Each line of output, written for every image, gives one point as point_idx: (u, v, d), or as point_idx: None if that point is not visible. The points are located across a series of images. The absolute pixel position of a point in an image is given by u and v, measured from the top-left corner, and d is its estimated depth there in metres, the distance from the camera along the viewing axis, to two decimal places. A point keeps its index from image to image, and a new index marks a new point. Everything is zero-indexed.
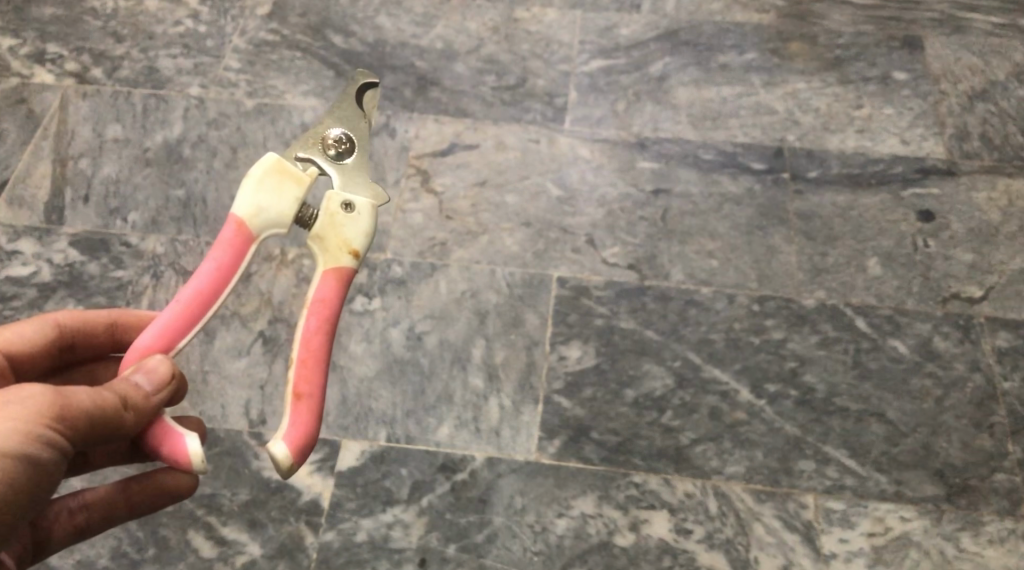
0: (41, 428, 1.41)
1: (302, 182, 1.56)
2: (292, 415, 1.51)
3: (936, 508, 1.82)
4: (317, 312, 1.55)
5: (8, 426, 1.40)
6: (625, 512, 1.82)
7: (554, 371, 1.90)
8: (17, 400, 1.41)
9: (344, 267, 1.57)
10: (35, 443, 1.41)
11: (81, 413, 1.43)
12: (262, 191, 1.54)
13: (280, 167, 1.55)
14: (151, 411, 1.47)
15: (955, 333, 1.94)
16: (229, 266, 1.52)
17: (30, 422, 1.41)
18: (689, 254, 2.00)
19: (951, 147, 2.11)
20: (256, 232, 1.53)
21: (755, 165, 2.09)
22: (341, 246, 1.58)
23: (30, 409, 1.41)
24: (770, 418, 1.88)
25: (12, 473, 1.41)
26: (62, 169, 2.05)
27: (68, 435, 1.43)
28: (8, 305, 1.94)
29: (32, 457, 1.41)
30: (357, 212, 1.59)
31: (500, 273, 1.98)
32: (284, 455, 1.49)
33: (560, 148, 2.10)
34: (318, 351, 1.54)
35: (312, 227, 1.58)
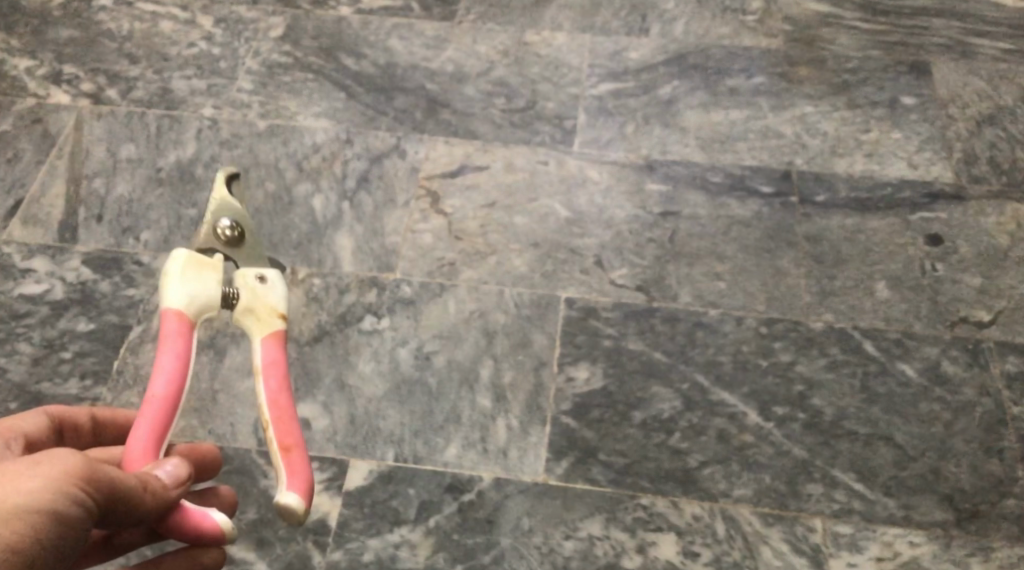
0: (71, 489, 1.36)
1: (216, 268, 1.59)
2: (291, 466, 1.50)
3: (945, 533, 1.82)
4: (274, 373, 1.56)
5: (39, 485, 1.35)
6: (632, 534, 1.82)
7: (562, 393, 1.91)
8: (49, 464, 1.36)
9: (279, 329, 1.60)
10: (65, 504, 1.35)
11: (112, 482, 1.38)
12: (188, 282, 1.55)
13: (196, 259, 1.57)
14: (169, 500, 1.43)
15: (964, 357, 1.94)
16: (186, 354, 1.52)
17: (62, 483, 1.36)
18: (697, 276, 2.01)
19: (959, 171, 2.12)
20: (195, 318, 1.55)
21: (763, 189, 2.09)
22: (271, 312, 1.61)
23: (64, 470, 1.36)
24: (778, 441, 1.88)
25: (37, 534, 1.34)
26: (77, 188, 2.06)
27: (98, 503, 1.37)
28: (20, 323, 1.95)
29: (59, 519, 1.35)
30: (273, 282, 1.63)
31: (509, 294, 1.98)
32: (299, 502, 1.48)
33: (568, 170, 2.11)
34: (288, 405, 1.54)
35: (237, 305, 1.60)
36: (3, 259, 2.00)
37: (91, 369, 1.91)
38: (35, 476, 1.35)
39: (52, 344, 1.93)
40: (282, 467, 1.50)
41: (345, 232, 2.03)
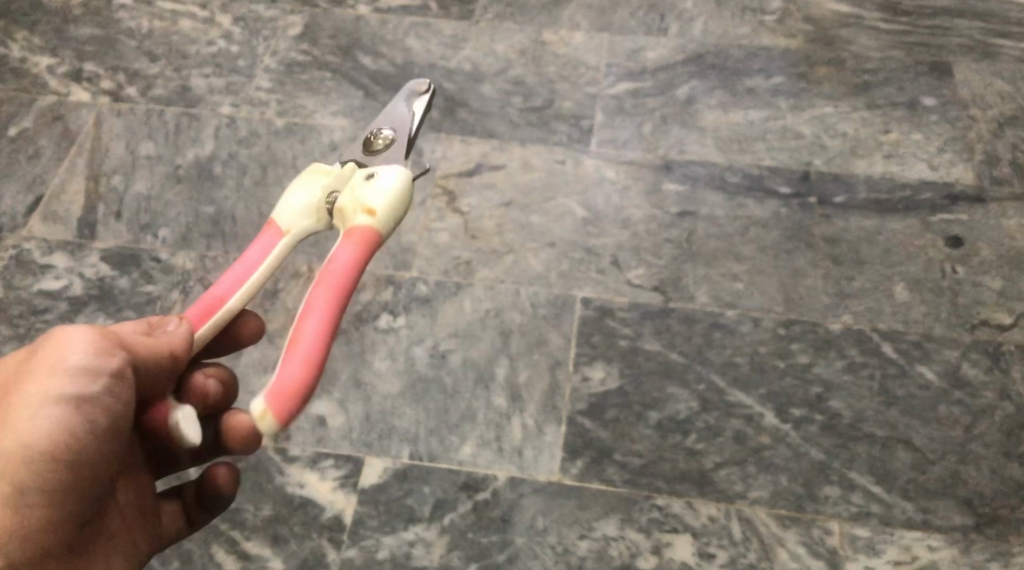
0: (91, 363, 1.45)
1: (330, 172, 1.64)
2: (282, 365, 1.49)
3: (964, 537, 1.81)
4: (326, 271, 1.54)
5: (57, 372, 1.44)
6: (648, 535, 1.81)
7: (578, 393, 1.90)
8: (61, 348, 1.45)
9: (358, 231, 1.57)
10: (87, 380, 1.45)
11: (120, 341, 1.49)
12: (296, 185, 1.64)
13: (312, 168, 1.65)
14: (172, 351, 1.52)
15: (984, 360, 1.93)
16: (261, 255, 1.60)
17: (77, 361, 1.45)
18: (715, 277, 2.00)
19: (980, 172, 2.10)
20: (286, 226, 1.61)
21: (781, 189, 2.08)
22: (358, 212, 1.59)
23: (74, 350, 1.45)
24: (795, 443, 1.87)
25: (68, 418, 1.43)
26: (95, 186, 2.07)
27: (119, 366, 1.47)
28: (39, 319, 1.95)
29: (87, 397, 1.44)
30: (376, 182, 1.60)
31: (525, 293, 1.98)
32: (259, 405, 1.46)
33: (586, 170, 2.11)
34: (317, 305, 1.52)
35: (334, 206, 1.61)
36: (23, 255, 2.00)
37: None
38: (49, 367, 1.44)
39: None
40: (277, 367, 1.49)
41: None
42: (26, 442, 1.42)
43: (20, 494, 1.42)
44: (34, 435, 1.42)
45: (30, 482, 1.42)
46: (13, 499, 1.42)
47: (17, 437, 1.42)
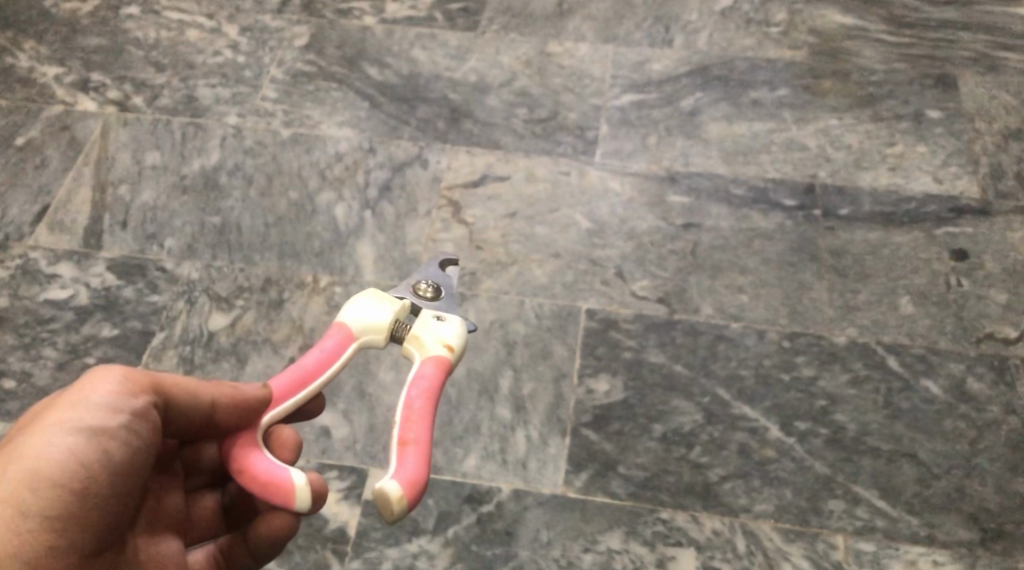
0: (114, 400, 1.44)
1: (396, 301, 1.58)
2: (404, 459, 1.48)
3: (969, 553, 1.80)
4: (416, 387, 1.54)
5: (79, 403, 1.44)
6: (652, 548, 1.81)
7: (582, 405, 1.90)
8: (85, 385, 1.45)
9: (440, 356, 1.57)
10: (107, 415, 1.43)
11: (154, 387, 1.48)
12: (364, 303, 1.57)
13: (376, 291, 1.59)
14: (246, 405, 1.49)
15: (989, 374, 1.92)
16: (336, 358, 1.53)
17: (99, 396, 1.44)
18: (719, 289, 2.00)
19: (985, 185, 2.10)
20: (357, 332, 1.55)
21: (786, 202, 2.08)
22: (436, 342, 1.58)
23: (101, 384, 1.45)
24: (800, 456, 1.87)
25: (83, 448, 1.42)
26: (102, 195, 2.07)
27: (146, 408, 1.46)
28: (45, 328, 1.95)
29: (103, 431, 1.43)
30: (449, 321, 1.60)
31: (530, 304, 1.98)
32: (395, 489, 1.44)
33: (590, 181, 2.11)
34: (422, 410, 1.52)
35: (406, 332, 1.58)
36: (29, 264, 2.01)
37: None
38: (71, 399, 1.44)
39: (77, 350, 1.94)
40: (395, 461, 1.48)
41: (367, 240, 2.03)
42: (38, 470, 1.40)
43: (21, 520, 1.39)
44: (46, 467, 1.40)
45: (34, 507, 1.39)
46: (13, 526, 1.39)
47: (31, 464, 1.40)
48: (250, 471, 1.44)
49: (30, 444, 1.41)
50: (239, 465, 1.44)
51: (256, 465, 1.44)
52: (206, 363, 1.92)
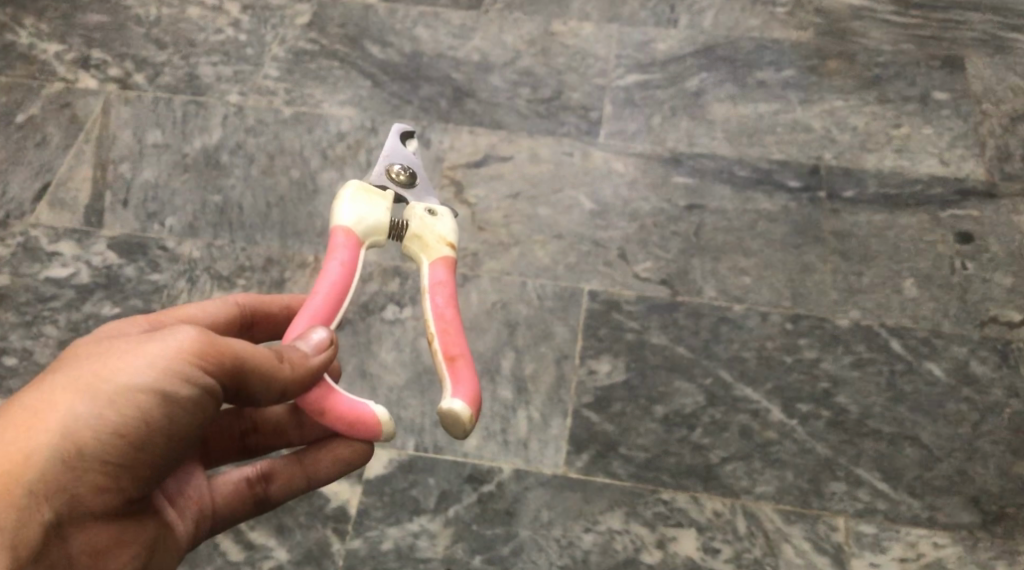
0: (184, 367, 1.41)
1: (386, 197, 1.58)
2: (458, 374, 1.48)
3: (970, 535, 1.80)
4: (439, 292, 1.54)
5: (151, 362, 1.41)
6: (653, 529, 1.81)
7: (584, 385, 1.90)
8: (162, 341, 1.42)
9: (447, 254, 1.57)
10: (176, 381, 1.40)
11: (225, 359, 1.42)
12: (361, 204, 1.55)
13: (367, 187, 1.57)
14: (312, 369, 1.43)
15: (993, 357, 1.92)
16: (352, 263, 1.52)
17: (171, 361, 1.41)
18: (722, 270, 1.99)
19: (992, 168, 2.09)
20: (362, 235, 1.54)
21: (791, 183, 2.07)
22: (440, 240, 1.58)
23: (174, 348, 1.41)
24: (802, 438, 1.86)
25: (148, 409, 1.40)
26: (103, 173, 2.06)
27: (214, 380, 1.42)
28: (46, 306, 1.95)
29: (171, 397, 1.40)
30: (442, 215, 1.60)
31: (531, 285, 1.97)
32: (464, 408, 1.45)
33: (594, 162, 2.10)
34: (455, 319, 1.52)
35: (405, 231, 1.58)
36: (30, 242, 2.00)
37: None
38: (144, 356, 1.41)
39: (78, 328, 1.93)
40: (450, 376, 1.48)
41: None
42: (100, 417, 1.40)
43: (75, 460, 1.40)
44: (107, 413, 1.40)
45: (91, 451, 1.40)
46: (66, 461, 1.39)
47: (96, 407, 1.40)
48: (334, 412, 1.44)
49: (99, 386, 1.40)
50: (322, 405, 1.44)
51: (339, 403, 1.45)
52: None
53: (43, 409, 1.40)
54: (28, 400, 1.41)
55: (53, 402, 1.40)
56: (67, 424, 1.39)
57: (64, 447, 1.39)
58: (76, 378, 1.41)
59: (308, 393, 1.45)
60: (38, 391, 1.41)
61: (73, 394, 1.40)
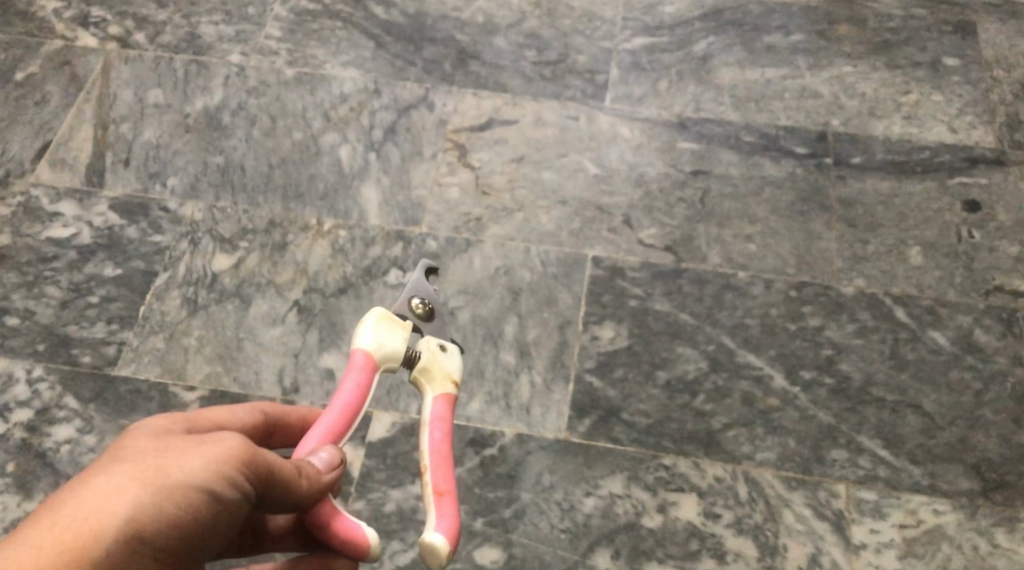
0: (232, 470, 1.37)
1: (404, 324, 1.55)
2: (441, 510, 1.47)
3: (970, 502, 1.79)
4: (438, 427, 1.53)
5: (202, 463, 1.37)
6: (654, 493, 1.80)
7: (586, 351, 1.89)
8: (212, 443, 1.39)
9: (451, 392, 1.55)
10: (222, 483, 1.37)
11: (267, 467, 1.39)
12: (378, 328, 1.53)
13: (388, 313, 1.54)
14: (323, 487, 1.42)
15: (998, 326, 1.90)
16: (364, 387, 1.50)
17: (218, 464, 1.37)
18: (728, 237, 1.98)
19: (1001, 135, 2.07)
20: (377, 359, 1.52)
21: (798, 149, 2.06)
22: (446, 375, 1.56)
23: (224, 450, 1.38)
24: (804, 405, 1.85)
25: (200, 506, 1.36)
26: (104, 133, 2.05)
27: (251, 486, 1.38)
28: (48, 267, 1.94)
29: (218, 498, 1.37)
30: (452, 350, 1.58)
31: (535, 250, 1.96)
32: (443, 543, 1.44)
33: (599, 126, 2.08)
34: (448, 458, 1.51)
35: (416, 361, 1.55)
36: (31, 202, 1.99)
37: (118, 315, 1.90)
38: (197, 453, 1.38)
39: (80, 289, 1.92)
40: (434, 510, 1.47)
41: (371, 183, 2.01)
42: (156, 510, 1.35)
43: (135, 546, 1.34)
44: (163, 506, 1.35)
45: (147, 541, 1.34)
46: (126, 549, 1.34)
47: (154, 498, 1.35)
48: (335, 528, 1.43)
49: (160, 476, 1.36)
50: (327, 519, 1.43)
51: (339, 522, 1.43)
52: (210, 304, 1.91)
53: (103, 494, 1.34)
54: (91, 483, 1.35)
55: (110, 491, 1.35)
56: (127, 511, 1.34)
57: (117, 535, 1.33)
58: (134, 469, 1.36)
59: (317, 510, 1.43)
60: (98, 475, 1.36)
61: (133, 483, 1.35)
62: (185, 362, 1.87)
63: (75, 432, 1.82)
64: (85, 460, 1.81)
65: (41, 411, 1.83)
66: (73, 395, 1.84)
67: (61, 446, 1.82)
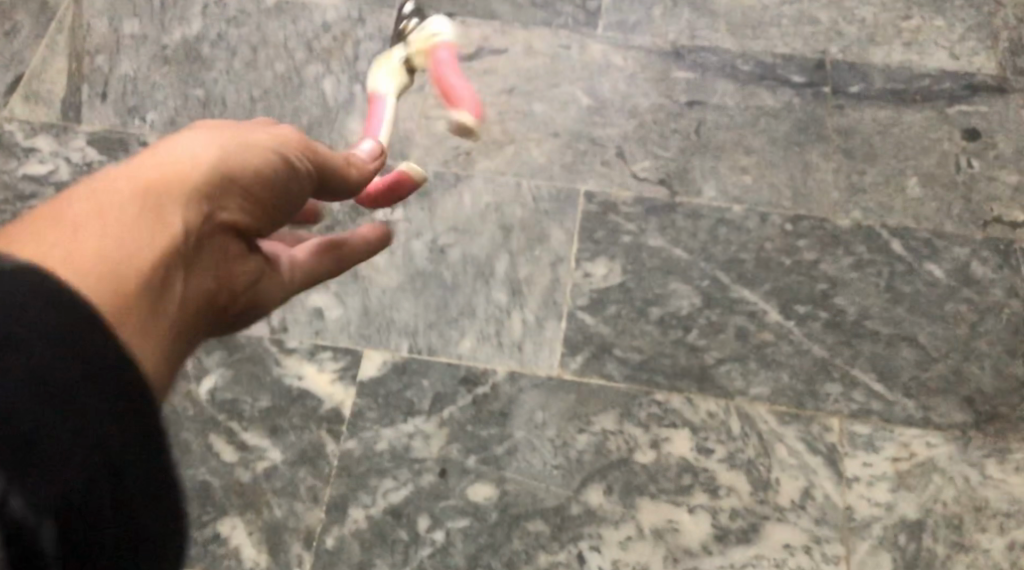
0: (292, 142, 1.30)
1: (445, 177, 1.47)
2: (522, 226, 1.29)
3: (963, 434, 1.76)
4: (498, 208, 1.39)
5: (267, 130, 1.28)
6: (646, 430, 1.77)
7: (579, 288, 1.85)
8: (260, 124, 1.30)
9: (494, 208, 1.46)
10: (285, 142, 1.28)
11: (322, 160, 1.33)
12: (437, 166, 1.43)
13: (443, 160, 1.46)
14: (368, 176, 1.40)
15: (995, 258, 1.87)
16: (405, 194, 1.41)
17: (277, 132, 1.29)
18: (722, 169, 1.94)
19: (1004, 62, 2.03)
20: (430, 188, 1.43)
21: (795, 78, 2.01)
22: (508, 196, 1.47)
23: (280, 127, 1.30)
24: (798, 339, 1.82)
25: (272, 156, 1.27)
26: (79, 66, 1.99)
27: (304, 165, 1.30)
28: (25, 204, 1.89)
29: (286, 157, 1.28)
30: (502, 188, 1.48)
31: (526, 185, 1.92)
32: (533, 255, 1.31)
33: (592, 55, 2.03)
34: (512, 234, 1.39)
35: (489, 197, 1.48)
36: (6, 137, 1.94)
37: None
38: (254, 126, 1.29)
39: None
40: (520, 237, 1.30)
41: (357, 117, 1.96)
42: (229, 153, 1.23)
43: (216, 190, 1.22)
44: (227, 209, 1.23)
45: (232, 175, 1.23)
46: (208, 192, 1.21)
47: (218, 157, 1.22)
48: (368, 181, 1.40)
49: (222, 155, 1.23)
50: (370, 200, 1.41)
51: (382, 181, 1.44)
52: None
53: (175, 153, 1.21)
54: (166, 148, 1.21)
55: (189, 146, 1.22)
56: (204, 160, 1.22)
57: (189, 183, 1.20)
58: (205, 133, 1.24)
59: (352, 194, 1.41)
60: (164, 142, 1.22)
61: (200, 136, 1.24)
62: None
63: None
64: None
65: None
66: None
67: None
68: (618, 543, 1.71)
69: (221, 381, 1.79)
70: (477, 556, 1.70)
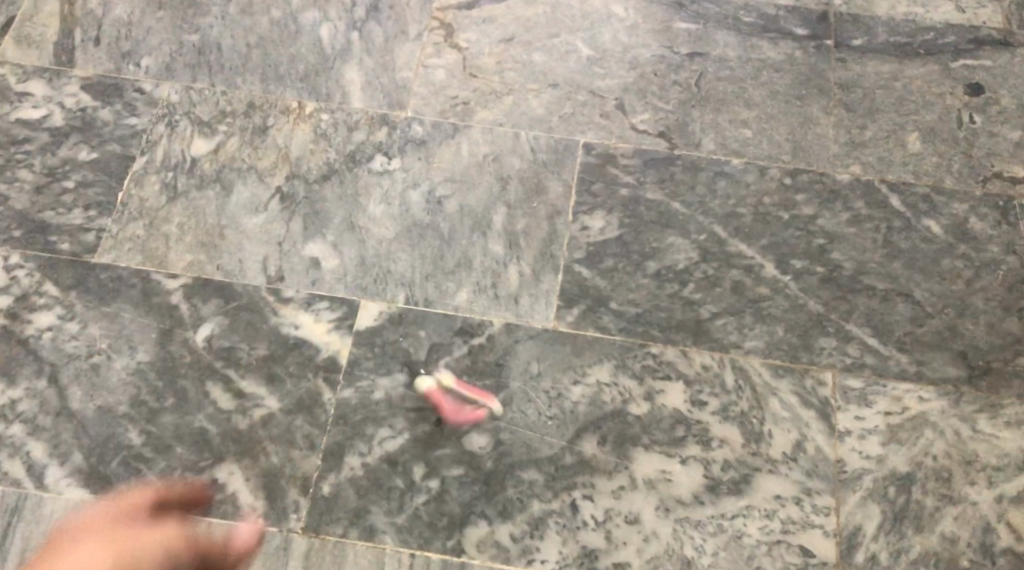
0: (181, 545, 1.44)
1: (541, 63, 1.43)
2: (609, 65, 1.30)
3: (955, 389, 1.76)
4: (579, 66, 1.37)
5: (183, 538, 1.45)
6: (641, 382, 1.76)
7: (576, 241, 1.84)
8: (151, 528, 1.44)
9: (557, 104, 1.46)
10: (178, 542, 1.44)
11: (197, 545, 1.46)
12: None
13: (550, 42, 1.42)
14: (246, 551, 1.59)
15: (993, 214, 1.86)
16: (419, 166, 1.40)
17: (184, 541, 1.45)
18: (722, 122, 1.92)
19: (1010, 15, 2.01)
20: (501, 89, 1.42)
21: (797, 31, 1.99)
22: None
23: (168, 529, 1.44)
24: (794, 293, 1.81)
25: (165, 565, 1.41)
26: (72, 10, 1.98)
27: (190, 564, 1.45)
28: (19, 149, 1.87)
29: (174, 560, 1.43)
30: None
31: (524, 137, 1.90)
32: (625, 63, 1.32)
33: (592, 5, 2.01)
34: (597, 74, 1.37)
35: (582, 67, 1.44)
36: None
37: (95, 199, 1.84)
38: (150, 532, 1.43)
39: (54, 172, 1.86)
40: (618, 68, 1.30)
41: (354, 65, 1.94)
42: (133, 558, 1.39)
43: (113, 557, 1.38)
44: None
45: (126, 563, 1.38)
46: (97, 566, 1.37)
47: None
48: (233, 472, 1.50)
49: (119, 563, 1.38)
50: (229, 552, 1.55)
51: None
52: (190, 190, 1.85)
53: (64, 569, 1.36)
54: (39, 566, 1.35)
55: (81, 558, 1.37)
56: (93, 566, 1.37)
57: None
58: (104, 537, 1.40)
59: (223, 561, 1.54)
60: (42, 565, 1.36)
61: (112, 544, 1.40)
62: (166, 249, 1.82)
63: (57, 319, 1.78)
64: (67, 347, 1.76)
65: (21, 298, 1.79)
66: (53, 282, 1.79)
67: (42, 333, 1.77)
68: (611, 493, 1.71)
69: (218, 328, 1.78)
70: (471, 504, 1.70)
